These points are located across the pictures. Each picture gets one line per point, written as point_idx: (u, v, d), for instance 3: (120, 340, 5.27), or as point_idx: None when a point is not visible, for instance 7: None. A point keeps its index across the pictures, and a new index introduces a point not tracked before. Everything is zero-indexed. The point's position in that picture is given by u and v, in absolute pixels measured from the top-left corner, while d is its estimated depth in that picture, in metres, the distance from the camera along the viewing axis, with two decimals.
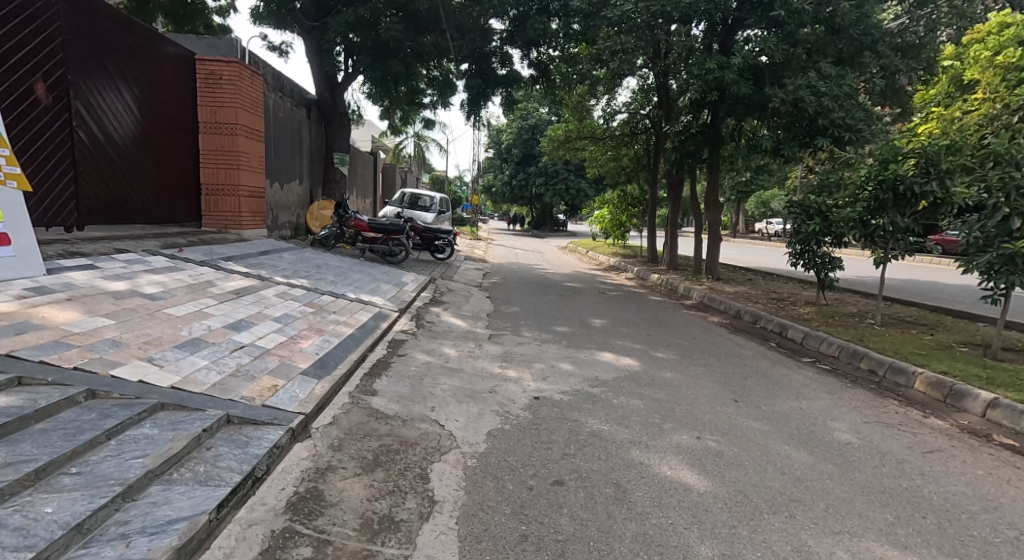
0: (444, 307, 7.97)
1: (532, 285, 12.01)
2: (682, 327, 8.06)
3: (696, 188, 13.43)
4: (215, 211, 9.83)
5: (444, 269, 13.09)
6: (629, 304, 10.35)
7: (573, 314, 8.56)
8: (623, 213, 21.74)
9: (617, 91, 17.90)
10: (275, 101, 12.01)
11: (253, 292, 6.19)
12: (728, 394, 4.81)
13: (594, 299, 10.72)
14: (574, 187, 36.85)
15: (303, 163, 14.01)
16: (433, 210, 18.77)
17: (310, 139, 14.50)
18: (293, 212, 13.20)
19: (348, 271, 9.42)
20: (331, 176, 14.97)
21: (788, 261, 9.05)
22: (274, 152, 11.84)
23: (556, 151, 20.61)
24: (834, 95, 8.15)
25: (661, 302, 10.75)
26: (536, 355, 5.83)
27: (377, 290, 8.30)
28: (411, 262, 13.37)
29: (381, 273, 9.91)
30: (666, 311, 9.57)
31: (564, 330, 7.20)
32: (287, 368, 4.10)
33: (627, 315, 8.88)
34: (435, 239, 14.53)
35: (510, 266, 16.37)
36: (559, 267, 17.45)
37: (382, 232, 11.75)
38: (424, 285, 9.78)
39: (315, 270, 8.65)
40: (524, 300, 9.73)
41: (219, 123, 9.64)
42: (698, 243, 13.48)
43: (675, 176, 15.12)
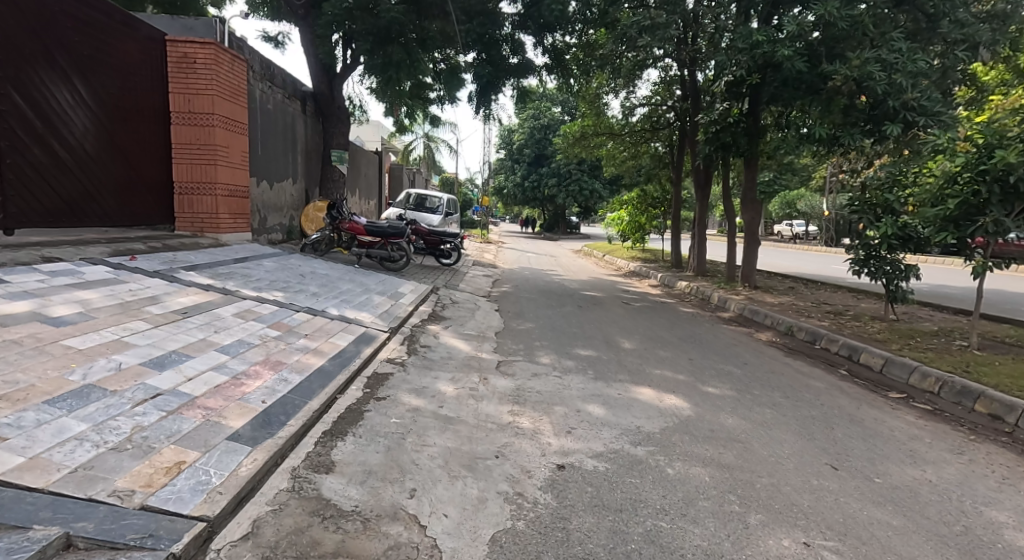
0: (447, 325, 6.79)
1: (548, 295, 10.80)
2: (727, 348, 6.80)
3: (728, 186, 12.16)
4: (190, 212, 8.75)
5: (451, 276, 11.91)
6: (659, 317, 9.09)
7: (597, 331, 7.34)
8: (643, 214, 20.20)
9: (636, 84, 16.84)
10: (264, 92, 10.96)
11: (206, 312, 5.03)
12: (818, 455, 3.57)
13: (617, 311, 9.48)
14: (588, 188, 35.53)
15: (298, 161, 12.97)
16: (440, 212, 17.61)
17: (306, 135, 13.47)
18: (286, 214, 12.10)
19: (338, 280, 8.26)
20: (330, 175, 13.91)
21: (849, 270, 7.75)
22: (263, 148, 10.77)
23: (570, 149, 19.37)
24: (909, 71, 6.93)
25: (694, 315, 9.48)
26: (557, 392, 4.62)
27: (368, 303, 7.12)
28: (414, 269, 12.20)
29: (376, 283, 8.73)
30: (703, 327, 8.30)
31: (589, 355, 5.99)
32: (209, 430, 2.91)
33: (660, 333, 7.63)
34: (441, 242, 13.38)
35: (523, 272, 15.15)
36: (576, 273, 16.20)
37: (381, 235, 10.62)
38: (426, 296, 8.60)
39: (298, 281, 7.50)
40: (539, 313, 8.52)
41: (193, 112, 8.54)
42: (732, 247, 12.18)
43: (703, 173, 13.94)
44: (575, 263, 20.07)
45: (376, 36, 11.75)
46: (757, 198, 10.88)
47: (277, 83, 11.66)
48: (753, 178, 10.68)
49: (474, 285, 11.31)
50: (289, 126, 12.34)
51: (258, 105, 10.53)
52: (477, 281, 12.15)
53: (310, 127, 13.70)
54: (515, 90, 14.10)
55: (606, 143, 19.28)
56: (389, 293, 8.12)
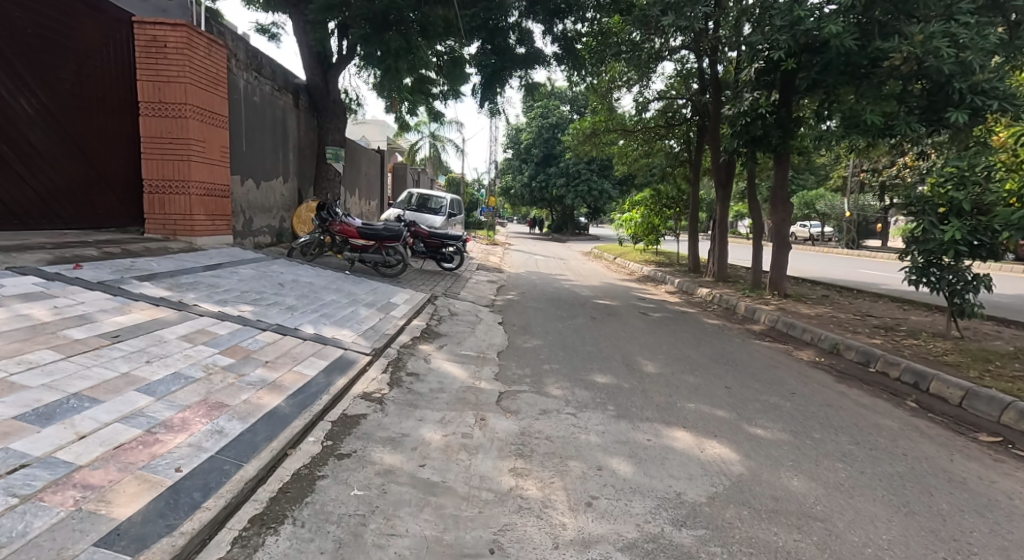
0: (442, 344, 5.89)
1: (557, 303, 9.90)
2: (766, 372, 5.87)
3: (753, 184, 11.20)
4: (161, 213, 7.89)
5: (452, 283, 11.03)
6: (681, 331, 8.16)
7: (614, 350, 6.42)
8: (655, 215, 19.02)
9: (651, 78, 16.03)
10: (251, 83, 10.13)
11: (144, 333, 4.13)
12: (929, 546, 2.65)
13: (635, 324, 8.55)
14: (597, 188, 34.55)
15: (290, 159, 12.17)
16: (443, 213, 16.74)
17: (299, 131, 12.66)
18: (275, 215, 11.25)
19: (323, 290, 7.39)
20: (324, 174, 13.06)
21: (904, 280, 6.79)
22: (248, 143, 9.93)
23: (580, 147, 18.42)
24: (981, 48, 5.98)
25: (721, 329, 8.53)
26: (571, 439, 3.71)
27: (353, 318, 6.22)
28: (413, 274, 11.33)
29: (367, 293, 7.84)
30: (733, 344, 7.35)
31: (607, 383, 5.08)
32: (70, 532, 2.02)
33: (686, 351, 6.69)
34: (443, 246, 12.51)
35: (531, 277, 14.22)
36: (587, 278, 15.27)
37: (375, 239, 9.78)
38: (421, 308, 7.72)
39: (274, 291, 6.61)
40: (548, 327, 7.62)
41: (163, 102, 7.68)
42: (758, 251, 11.22)
43: (723, 171, 13.25)
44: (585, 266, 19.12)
45: (372, 22, 10.88)
46: (787, 198, 9.92)
47: (267, 74, 10.84)
48: (784, 176, 9.74)
49: (477, 292, 10.40)
50: (280, 121, 11.53)
51: (243, 97, 9.70)
52: (481, 287, 11.26)
53: (303, 123, 12.89)
54: (522, 83, 13.17)
55: (618, 140, 18.33)
56: (380, 305, 7.24)
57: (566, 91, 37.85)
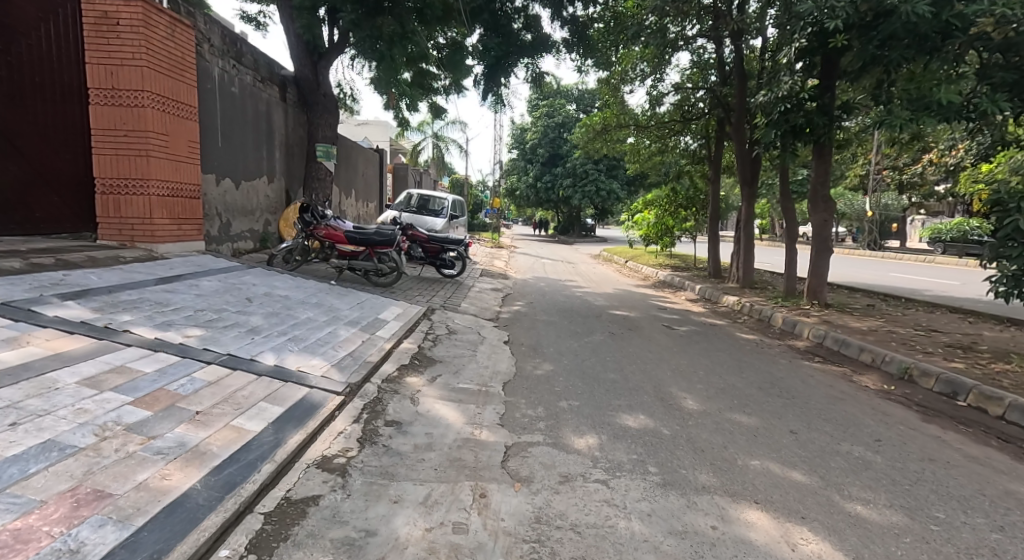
0: (436, 374, 4.87)
1: (568, 315, 8.87)
2: (830, 405, 4.83)
3: (785, 181, 10.15)
4: (117, 216, 6.87)
5: (453, 293, 10.01)
6: (714, 348, 7.11)
7: (641, 378, 5.38)
8: (670, 215, 17.95)
9: (665, 68, 15.12)
10: (230, 73, 9.15)
11: (33, 376, 3.11)
12: None
13: (660, 341, 7.48)
14: (606, 189, 33.42)
15: (276, 157, 11.21)
16: (445, 215, 15.75)
17: (287, 127, 11.70)
18: (256, 219, 10.25)
19: (301, 304, 6.38)
20: (314, 174, 12.12)
21: (990, 292, 5.72)
22: (225, 138, 8.96)
23: (590, 145, 17.38)
24: None
25: (758, 346, 7.45)
26: (608, 530, 2.67)
27: (329, 343, 5.19)
28: (410, 283, 10.32)
29: (353, 308, 6.84)
30: (778, 367, 6.28)
31: (642, 428, 4.04)
32: None
33: (726, 376, 5.65)
34: (443, 251, 11.55)
35: (539, 284, 13.18)
36: (599, 284, 14.23)
37: (366, 245, 8.81)
38: (415, 326, 6.71)
39: (239, 308, 5.60)
40: (560, 345, 6.60)
41: (116, 88, 6.67)
42: (791, 255, 10.15)
43: (746, 166, 12.31)
44: (596, 271, 18.04)
45: (363, 5, 9.89)
46: (829, 196, 8.81)
47: (249, 64, 9.88)
48: (826, 170, 8.65)
49: (480, 303, 9.36)
50: (265, 115, 10.57)
51: (218, 87, 8.66)
52: (484, 297, 10.24)
53: (292, 118, 11.93)
54: (528, 74, 12.17)
55: (630, 137, 17.29)
56: (366, 323, 6.22)
57: (572, 90, 36.84)
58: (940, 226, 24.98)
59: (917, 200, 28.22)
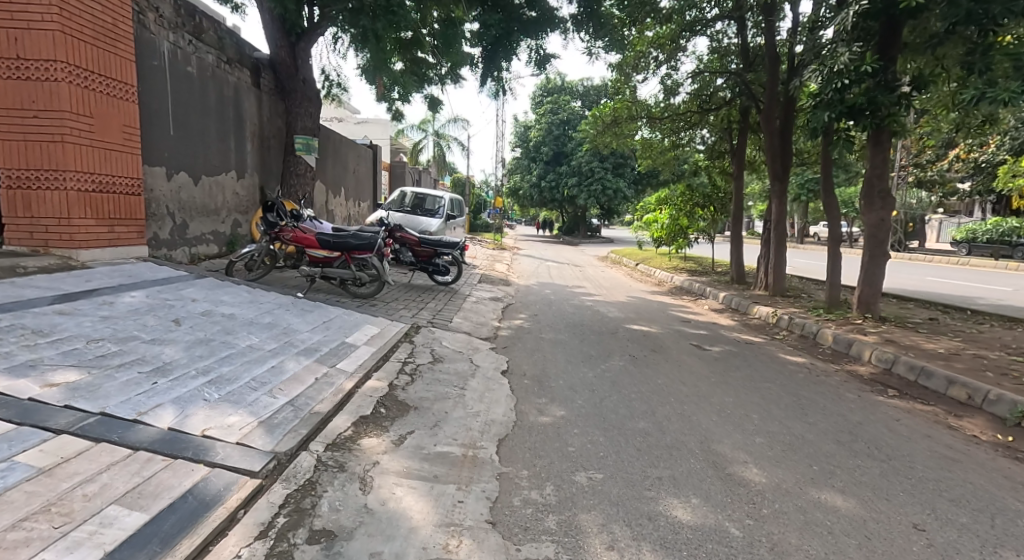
0: (406, 431, 3.58)
1: (579, 332, 7.60)
2: (946, 473, 3.53)
3: (828, 175, 8.82)
4: (28, 217, 5.67)
5: (445, 304, 8.73)
6: (759, 376, 5.82)
7: (679, 429, 4.10)
8: (684, 215, 16.66)
9: (681, 53, 13.86)
10: (185, 50, 7.88)
11: None
12: None
13: (691, 365, 6.19)
14: (612, 187, 32.10)
15: (247, 149, 9.98)
16: (441, 215, 14.50)
17: (260, 116, 10.43)
18: (220, 219, 8.99)
19: (247, 326, 5.12)
20: (292, 168, 10.93)
21: None
22: (179, 126, 7.72)
23: (598, 139, 16.07)
24: None
25: (810, 372, 6.15)
26: None
27: (267, 384, 3.90)
28: (397, 293, 9.05)
29: (316, 329, 5.57)
30: (846, 404, 4.99)
31: (699, 526, 2.75)
32: None
33: (788, 422, 4.36)
34: (435, 255, 10.30)
35: (544, 291, 11.88)
36: (609, 291, 12.94)
37: (342, 250, 7.57)
38: (391, 352, 5.44)
39: (157, 334, 4.33)
40: (570, 377, 5.32)
41: (23, 58, 5.46)
42: (834, 260, 8.83)
43: (776, 159, 10.99)
44: (605, 275, 16.76)
45: None
46: (887, 189, 7.47)
47: (212, 42, 8.62)
48: (885, 158, 7.30)
49: (476, 317, 8.07)
50: (232, 102, 9.32)
51: (167, 64, 7.41)
52: (482, 309, 8.96)
53: (267, 106, 10.70)
54: (531, 56, 10.87)
55: (641, 130, 16.00)
56: (328, 351, 4.94)
57: (577, 86, 35.59)
58: (971, 227, 23.54)
59: (942, 199, 26.82)
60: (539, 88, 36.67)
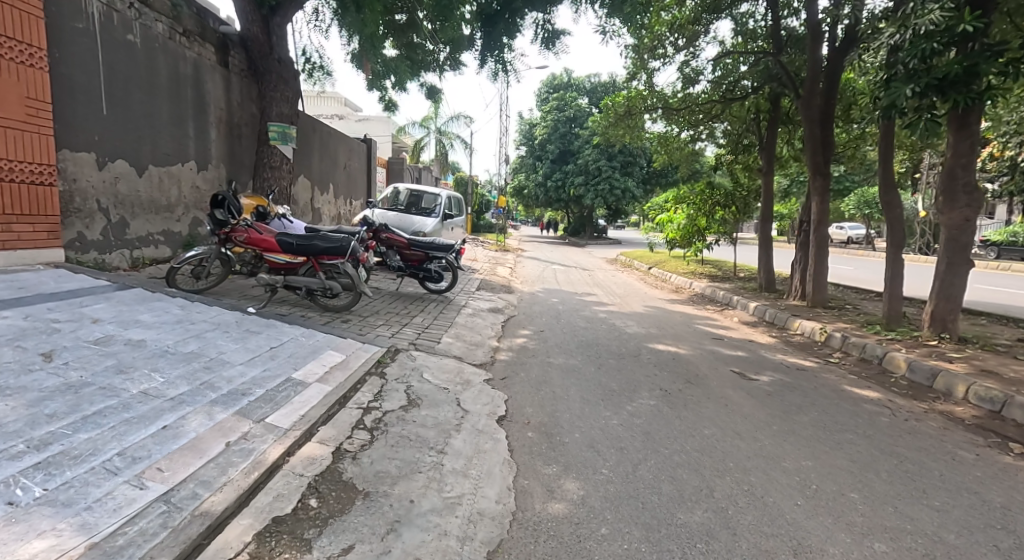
0: (340, 552, 2.29)
1: (594, 355, 6.28)
2: None
3: (888, 166, 7.48)
4: None
5: (435, 318, 7.43)
6: (831, 421, 4.49)
7: (754, 527, 2.78)
8: (703, 215, 15.36)
9: (702, 36, 12.58)
10: (125, 15, 6.62)
11: None
12: None
13: (739, 403, 4.88)
14: (620, 187, 30.68)
15: (211, 137, 8.71)
16: (437, 214, 13.20)
17: (227, 99, 9.14)
18: (174, 217, 7.71)
19: (156, 357, 3.81)
20: (266, 160, 9.71)
21: None
22: (114, 105, 6.46)
23: (609, 131, 14.69)
24: None
25: (893, 413, 4.81)
26: None
27: (140, 461, 2.59)
28: (379, 304, 7.75)
29: (257, 360, 4.27)
30: (966, 469, 3.65)
31: None
32: None
33: (905, 509, 3.03)
34: (426, 260, 9.04)
35: (551, 300, 10.56)
36: (624, 299, 11.60)
37: (305, 252, 6.24)
38: (352, 393, 4.14)
39: (3, 379, 3.05)
40: (589, 430, 4.01)
41: None
42: (895, 267, 7.49)
43: (817, 150, 9.64)
44: (617, 280, 15.41)
45: None
46: (974, 183, 6.11)
47: (163, 9, 7.37)
48: (972, 142, 5.96)
49: (470, 336, 6.76)
50: (191, 81, 8.04)
51: (96, 29, 6.16)
52: (478, 323, 7.63)
53: (237, 89, 9.42)
54: (538, 33, 9.57)
55: (657, 123, 14.71)
56: (260, 396, 3.64)
57: (584, 82, 34.24)
58: (1009, 230, 21.98)
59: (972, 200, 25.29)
60: (545, 84, 35.41)
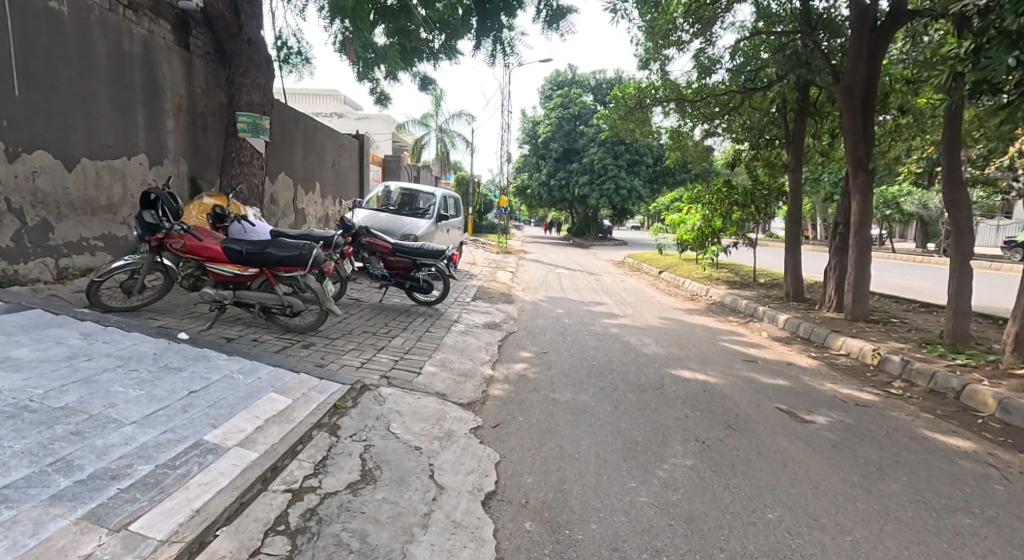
0: None
1: (608, 389, 5.18)
2: None
3: (955, 157, 6.37)
4: None
5: (418, 338, 6.32)
6: (928, 492, 3.38)
7: None
8: (716, 214, 14.48)
9: (719, 20, 11.46)
10: None
11: None
12: None
13: (799, 461, 3.77)
14: (626, 187, 29.55)
15: (168, 127, 7.63)
16: (431, 216, 12.10)
17: (187, 84, 8.05)
18: (117, 219, 6.64)
19: (2, 420, 2.74)
20: (234, 154, 8.63)
21: None
22: (27, 83, 5.48)
23: (619, 126, 13.55)
24: None
25: (1003, 476, 3.69)
26: None
27: None
28: (356, 321, 6.65)
29: (160, 415, 3.15)
30: None
31: None
32: None
33: None
34: (412, 268, 7.94)
35: (555, 311, 9.43)
36: (636, 309, 10.48)
37: (258, 263, 5.14)
38: (285, 464, 3.03)
39: None
40: (610, 516, 2.91)
41: None
42: (962, 278, 6.36)
43: (859, 140, 8.43)
44: (626, 285, 14.29)
45: None
46: None
47: None
48: None
49: (460, 362, 5.64)
50: (140, 61, 6.97)
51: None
52: (471, 344, 6.51)
53: (201, 73, 8.34)
54: (541, 11, 8.47)
55: (669, 116, 13.62)
56: (139, 479, 2.53)
57: (589, 79, 33.06)
58: None
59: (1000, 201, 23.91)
60: (549, 81, 34.27)
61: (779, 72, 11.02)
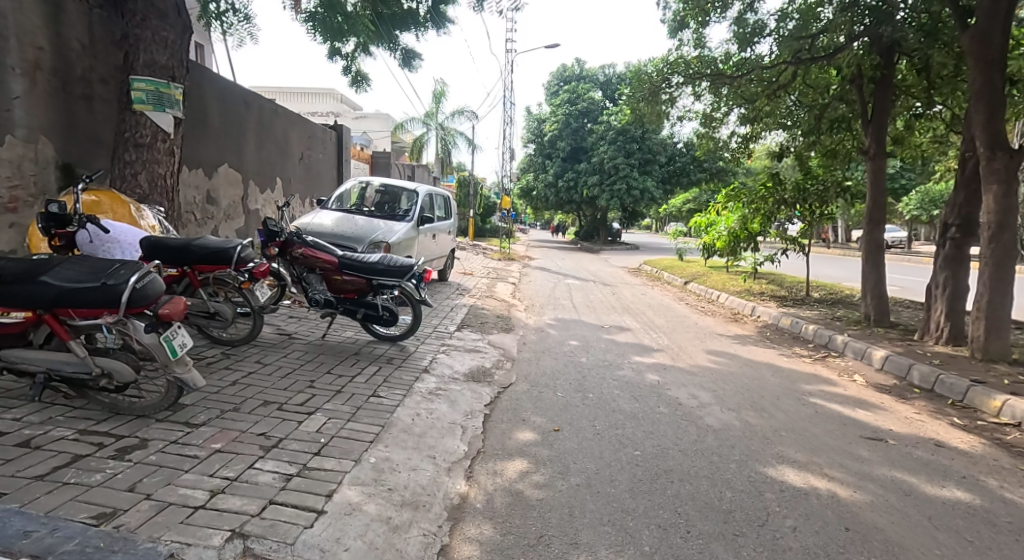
0: None
1: (676, 538, 2.77)
2: None
3: None
4: None
5: (353, 412, 3.89)
6: None
7: None
8: (759, 214, 11.99)
9: None
10: None
11: None
12: None
13: None
14: (639, 187, 27.04)
15: (12, 92, 5.34)
16: (410, 218, 9.74)
17: (53, 35, 5.76)
18: None
19: None
20: (127, 134, 6.28)
21: None
22: None
23: (641, 110, 11.15)
24: None
25: None
26: None
27: None
28: (264, 382, 4.24)
29: None
30: None
31: None
32: None
33: None
34: (365, 291, 5.59)
35: (568, 345, 7.00)
36: (672, 338, 8.05)
37: (23, 303, 2.88)
38: None
39: None
40: None
41: None
42: None
43: (995, 112, 5.96)
44: (649, 301, 11.83)
45: None
46: None
47: None
48: None
49: (412, 469, 3.24)
50: None
51: None
52: (440, 417, 4.10)
53: (79, 23, 6.04)
54: None
55: (702, 98, 11.23)
56: None
57: (598, 73, 30.70)
58: None
59: None
60: (555, 77, 31.95)
61: (852, 32, 8.61)
